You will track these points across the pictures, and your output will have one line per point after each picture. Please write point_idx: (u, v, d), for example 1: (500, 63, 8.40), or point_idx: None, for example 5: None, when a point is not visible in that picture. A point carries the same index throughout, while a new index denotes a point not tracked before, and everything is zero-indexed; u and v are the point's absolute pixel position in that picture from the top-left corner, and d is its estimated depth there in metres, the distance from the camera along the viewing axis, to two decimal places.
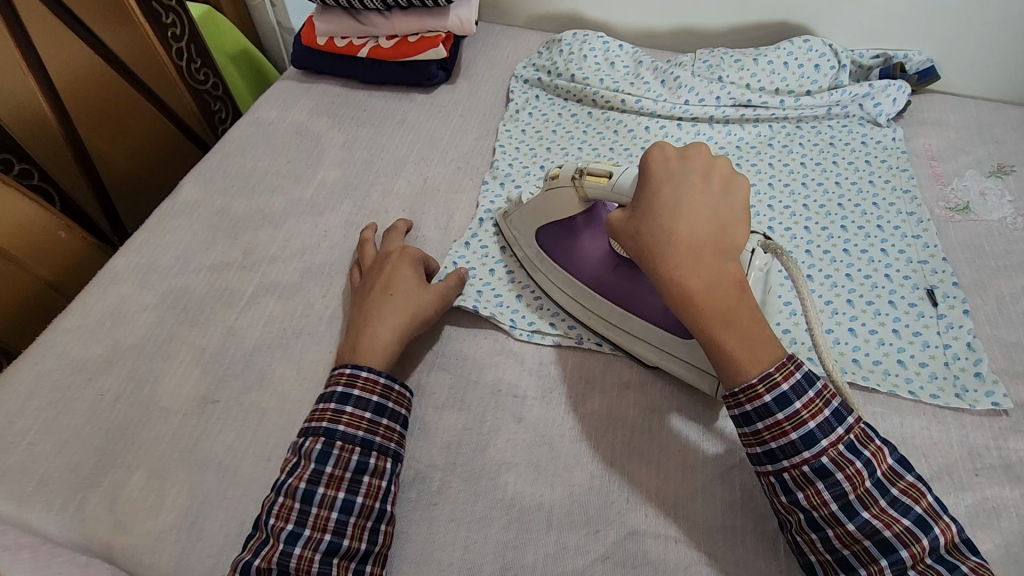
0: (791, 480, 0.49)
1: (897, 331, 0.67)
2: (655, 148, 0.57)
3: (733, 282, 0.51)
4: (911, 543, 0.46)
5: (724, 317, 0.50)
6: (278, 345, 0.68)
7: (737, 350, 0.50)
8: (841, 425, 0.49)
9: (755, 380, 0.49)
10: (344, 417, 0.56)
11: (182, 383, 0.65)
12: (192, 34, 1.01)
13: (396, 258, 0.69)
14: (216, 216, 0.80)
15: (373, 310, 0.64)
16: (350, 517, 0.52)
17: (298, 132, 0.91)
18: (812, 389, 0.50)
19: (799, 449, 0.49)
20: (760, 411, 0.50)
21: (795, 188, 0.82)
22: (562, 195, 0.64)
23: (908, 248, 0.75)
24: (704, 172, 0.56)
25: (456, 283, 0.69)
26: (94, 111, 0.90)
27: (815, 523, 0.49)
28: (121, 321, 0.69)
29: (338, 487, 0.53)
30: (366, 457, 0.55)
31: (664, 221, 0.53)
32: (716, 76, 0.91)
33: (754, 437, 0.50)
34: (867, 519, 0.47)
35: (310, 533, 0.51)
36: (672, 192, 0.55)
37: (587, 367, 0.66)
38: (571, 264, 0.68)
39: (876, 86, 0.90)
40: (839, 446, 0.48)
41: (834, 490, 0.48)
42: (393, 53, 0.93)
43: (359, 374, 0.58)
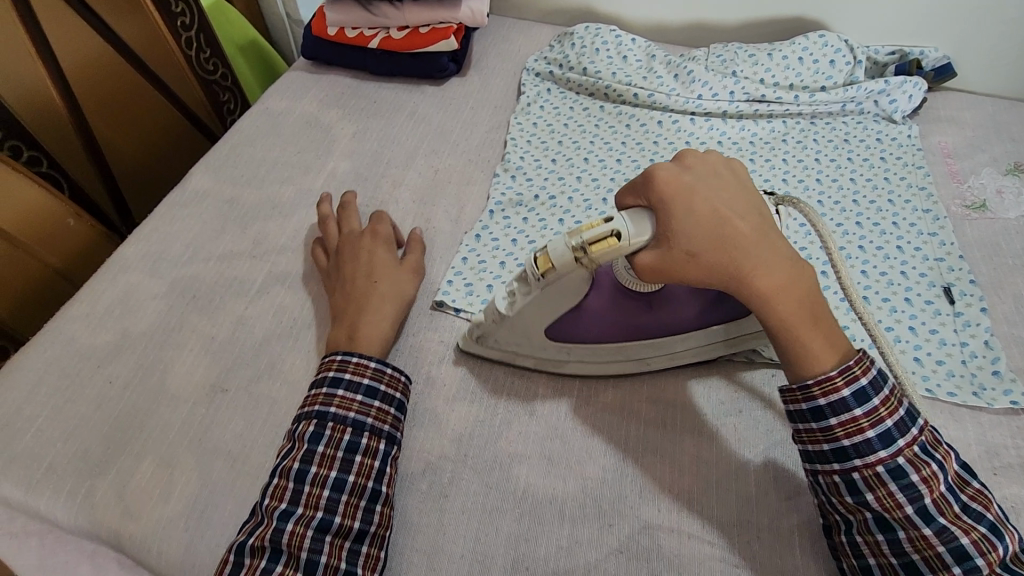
0: (862, 480, 0.47)
1: (913, 328, 0.67)
2: (654, 171, 0.52)
3: (800, 281, 0.50)
4: (988, 551, 0.45)
5: (808, 318, 0.49)
6: (288, 335, 0.67)
7: (822, 350, 0.49)
8: (916, 425, 0.48)
9: (834, 374, 0.48)
10: (335, 399, 0.56)
11: (191, 371, 0.64)
12: (201, 24, 1.00)
13: (372, 240, 0.70)
14: (226, 205, 0.80)
15: (364, 302, 0.64)
16: (342, 494, 0.52)
17: (307, 123, 0.90)
18: (887, 386, 0.49)
19: (876, 448, 0.47)
20: (836, 406, 0.48)
21: (809, 184, 0.81)
22: (564, 285, 0.55)
23: (924, 245, 0.74)
24: (713, 176, 0.53)
25: (422, 252, 0.72)
26: (102, 99, 0.90)
27: (884, 525, 0.47)
28: (130, 309, 0.69)
29: (330, 466, 0.53)
30: (358, 437, 0.55)
31: (716, 239, 0.50)
32: (730, 70, 0.90)
33: (824, 434, 0.49)
34: (943, 524, 0.46)
35: (303, 510, 0.51)
36: (706, 204, 0.51)
37: None
38: (598, 333, 0.60)
39: (891, 83, 0.89)
40: (915, 447, 0.47)
41: (910, 492, 0.46)
42: (403, 44, 0.93)
43: (350, 358, 0.58)
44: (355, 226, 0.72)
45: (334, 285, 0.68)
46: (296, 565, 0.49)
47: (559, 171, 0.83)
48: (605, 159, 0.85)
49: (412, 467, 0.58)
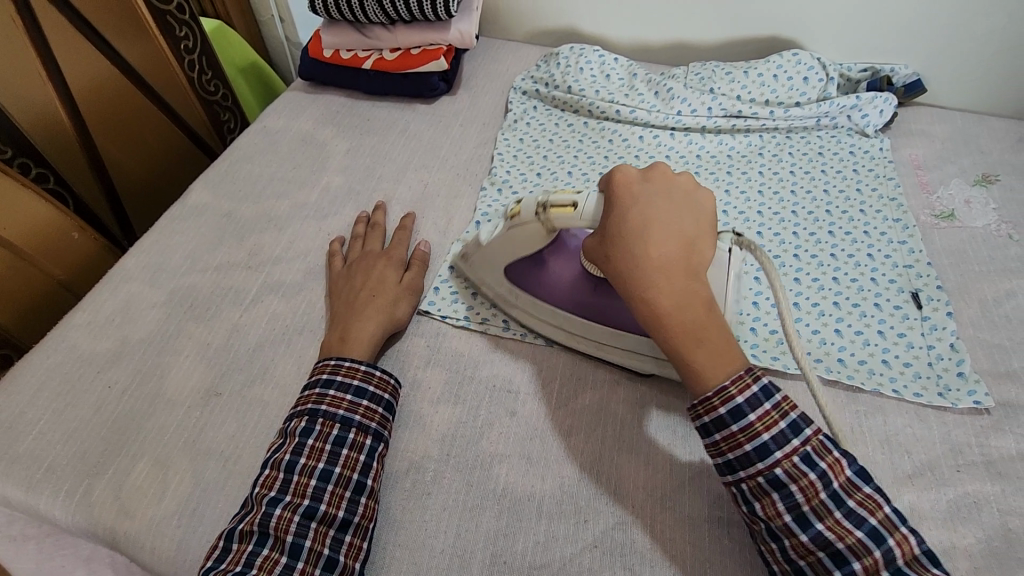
0: (748, 491, 0.51)
1: (881, 332, 0.69)
2: (617, 172, 0.59)
3: (701, 305, 0.54)
4: (863, 555, 0.47)
5: (689, 329, 0.53)
6: (281, 341, 0.70)
7: (702, 360, 0.52)
8: (797, 437, 0.50)
9: (711, 394, 0.52)
10: (326, 398, 0.59)
11: (188, 376, 0.67)
12: (203, 47, 1.05)
13: (380, 261, 0.74)
14: (224, 219, 0.83)
15: (353, 311, 0.68)
16: (328, 484, 0.55)
17: (304, 140, 0.94)
18: (769, 401, 0.51)
19: (754, 461, 0.50)
20: (717, 422, 0.52)
21: (784, 196, 0.85)
22: (524, 231, 0.64)
23: (894, 253, 0.77)
24: (671, 192, 0.58)
25: (424, 274, 0.75)
26: (105, 118, 0.93)
27: (772, 534, 0.50)
28: (130, 317, 0.72)
29: (318, 458, 0.56)
30: (345, 432, 0.58)
31: (634, 244, 0.55)
32: (708, 88, 0.94)
33: (713, 449, 0.53)
34: (820, 530, 0.48)
35: (290, 498, 0.54)
36: (639, 212, 0.57)
37: (579, 366, 0.68)
38: (546, 289, 0.69)
39: (863, 98, 0.92)
40: (794, 458, 0.50)
41: (788, 501, 0.49)
42: (396, 65, 0.97)
43: (341, 363, 0.62)
44: (376, 245, 0.77)
45: (338, 294, 0.72)
46: (281, 548, 0.51)
47: (544, 184, 0.87)
48: (588, 172, 0.88)
49: (396, 465, 0.60)
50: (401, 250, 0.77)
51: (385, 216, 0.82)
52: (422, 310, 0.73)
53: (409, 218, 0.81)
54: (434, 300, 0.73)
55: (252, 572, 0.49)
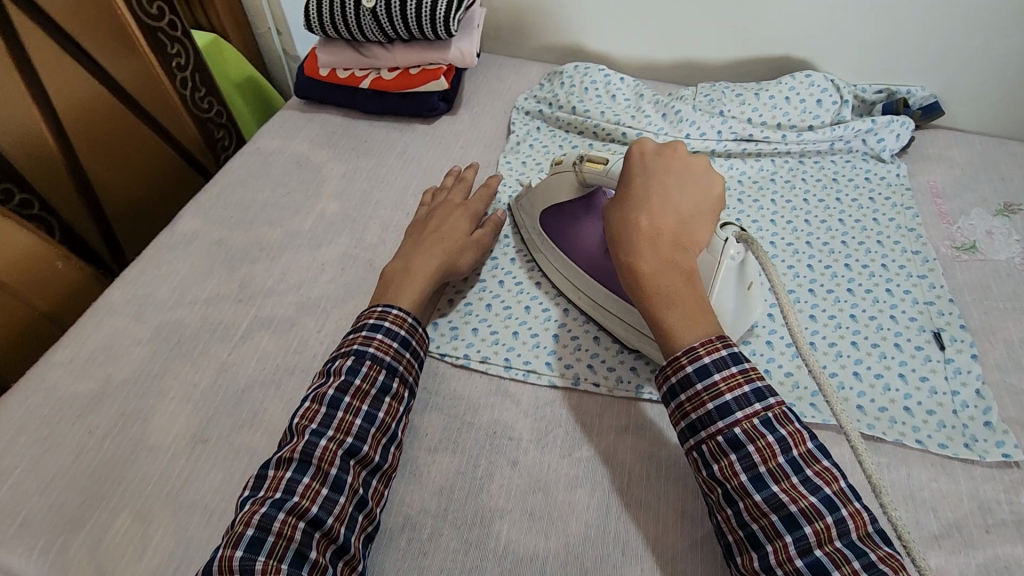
0: (708, 451, 0.52)
1: (902, 375, 0.66)
2: (637, 143, 0.65)
3: (681, 274, 0.58)
4: (815, 520, 0.48)
5: (663, 291, 0.57)
6: (271, 381, 0.67)
7: (673, 321, 0.56)
8: (759, 402, 0.52)
9: (680, 353, 0.55)
10: (374, 342, 0.61)
11: (172, 421, 0.64)
12: (196, 64, 1.02)
13: (458, 209, 0.78)
14: (214, 247, 0.80)
15: (419, 250, 0.72)
16: (371, 426, 0.57)
17: (299, 163, 0.91)
18: (737, 366, 0.53)
19: (715, 420, 0.53)
20: (683, 382, 0.54)
21: (798, 225, 0.81)
22: (563, 179, 0.72)
23: (913, 288, 0.74)
24: (682, 171, 0.63)
25: (495, 234, 0.78)
26: (93, 138, 0.90)
27: (728, 497, 0.51)
28: (114, 355, 0.69)
29: (363, 400, 0.58)
30: (390, 380, 0.61)
31: (630, 210, 0.62)
32: (717, 110, 0.90)
33: (678, 411, 0.55)
34: (774, 492, 0.49)
35: (334, 433, 0.56)
36: (644, 182, 0.63)
37: (585, 411, 0.65)
38: (569, 244, 0.73)
39: (878, 121, 0.89)
40: (753, 420, 0.52)
41: (745, 462, 0.51)
42: (394, 84, 0.93)
43: (390, 311, 0.64)
44: (457, 197, 0.81)
45: (411, 236, 0.75)
46: (323, 479, 0.53)
47: None
48: None
49: (391, 521, 0.57)
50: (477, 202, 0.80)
51: (474, 174, 0.86)
52: None
53: (495, 179, 0.84)
54: (437, 340, 0.71)
55: (294, 499, 0.51)
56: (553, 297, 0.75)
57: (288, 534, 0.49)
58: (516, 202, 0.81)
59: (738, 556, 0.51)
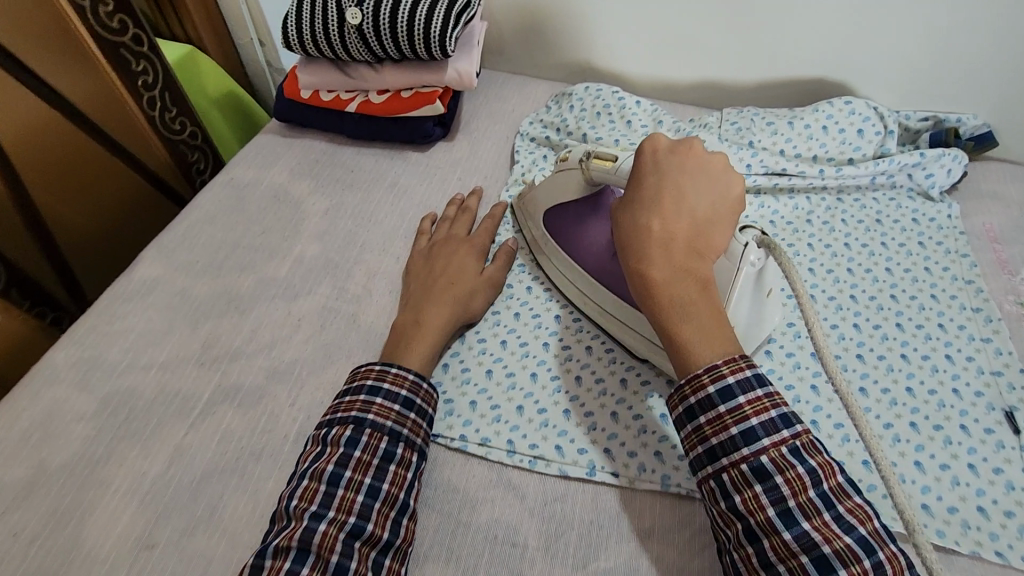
0: (730, 482, 0.46)
1: (972, 466, 0.57)
2: (649, 139, 0.59)
3: (699, 284, 0.51)
4: (851, 563, 0.42)
5: (676, 301, 0.50)
6: (234, 469, 0.57)
7: (686, 335, 0.50)
8: (788, 428, 0.46)
9: (700, 371, 0.48)
10: (373, 406, 0.54)
11: (114, 521, 0.54)
12: (165, 81, 0.91)
13: (466, 247, 0.71)
14: (176, 298, 0.70)
15: (431, 295, 0.65)
16: (376, 501, 0.50)
17: (276, 197, 0.81)
18: (762, 387, 0.48)
19: (739, 446, 0.46)
20: (703, 403, 0.48)
21: (840, 276, 0.72)
22: (569, 179, 0.67)
23: (977, 355, 0.64)
24: (699, 168, 0.57)
25: (506, 269, 0.72)
26: (43, 169, 0.80)
27: (751, 534, 0.45)
28: (51, 435, 0.59)
29: (365, 472, 0.51)
30: (394, 446, 0.53)
31: (641, 212, 0.55)
32: (746, 141, 0.81)
33: (696, 435, 0.48)
34: (805, 530, 0.43)
35: (335, 514, 0.49)
36: (657, 181, 0.56)
37: (600, 509, 0.55)
38: (573, 246, 0.69)
39: (927, 155, 0.79)
40: (782, 448, 0.45)
41: (773, 495, 0.45)
42: (384, 109, 0.83)
43: (389, 370, 0.57)
44: (461, 230, 0.74)
45: (415, 279, 0.68)
46: (323, 568, 0.46)
47: None
48: None
49: None
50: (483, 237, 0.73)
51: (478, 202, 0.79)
52: None
53: (500, 206, 0.77)
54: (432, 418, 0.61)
55: None
56: (563, 363, 0.65)
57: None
58: (519, 201, 0.77)
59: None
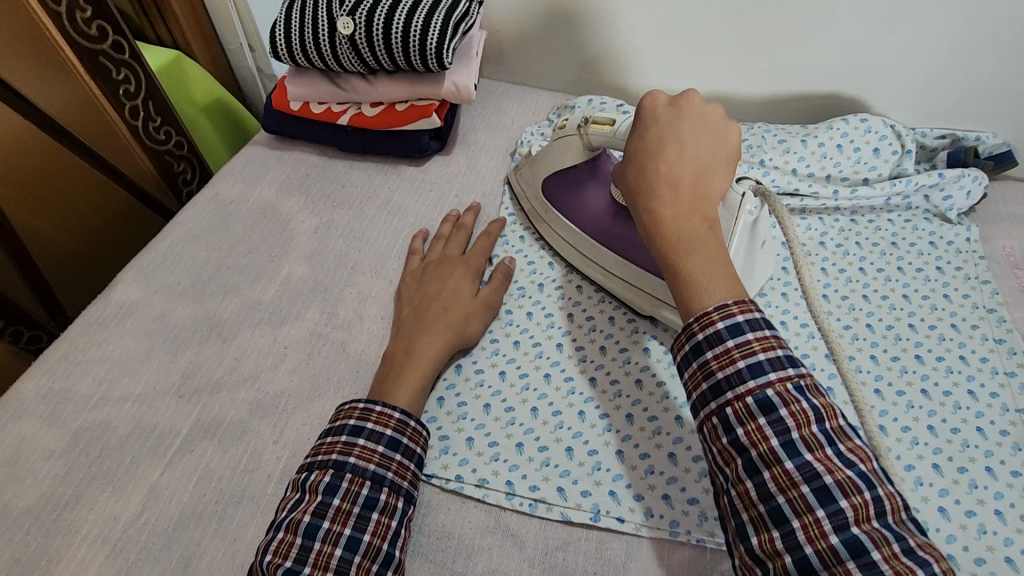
0: (733, 415, 0.43)
1: (1000, 514, 0.53)
2: (648, 95, 0.57)
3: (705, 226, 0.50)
4: (853, 494, 0.39)
5: (683, 235, 0.49)
6: (211, 514, 0.53)
7: (693, 269, 0.48)
8: (794, 366, 0.43)
9: (710, 308, 0.46)
10: (355, 449, 0.51)
11: (80, 572, 0.50)
12: (149, 90, 0.87)
13: (462, 269, 0.68)
14: (154, 324, 0.66)
15: (423, 323, 0.61)
16: (355, 555, 0.46)
17: (263, 213, 0.77)
18: (769, 327, 0.45)
19: (745, 378, 0.43)
20: (710, 339, 0.45)
21: (855, 302, 0.68)
22: (568, 145, 0.68)
23: (1001, 390, 0.61)
24: (700, 118, 0.55)
25: (503, 290, 0.68)
26: (17, 183, 0.77)
27: (751, 466, 0.41)
28: (16, 475, 0.55)
29: (344, 523, 0.47)
30: (376, 492, 0.49)
31: (645, 156, 0.54)
32: (757, 159, 0.78)
33: (701, 371, 0.45)
34: (808, 461, 0.40)
35: (310, 571, 0.45)
36: (659, 131, 0.55)
37: (604, 558, 0.52)
38: (573, 210, 0.71)
39: (946, 176, 0.76)
40: (788, 383, 0.42)
41: (778, 426, 0.41)
42: (377, 122, 0.80)
43: (373, 407, 0.53)
44: (456, 248, 0.71)
45: (408, 307, 0.65)
46: None
47: (563, 279, 0.71)
48: None
49: None
50: (480, 258, 0.70)
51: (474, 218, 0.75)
52: None
53: (496, 224, 0.74)
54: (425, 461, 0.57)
55: None
56: (565, 397, 0.61)
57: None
58: (516, 174, 0.78)
59: (753, 538, 0.41)
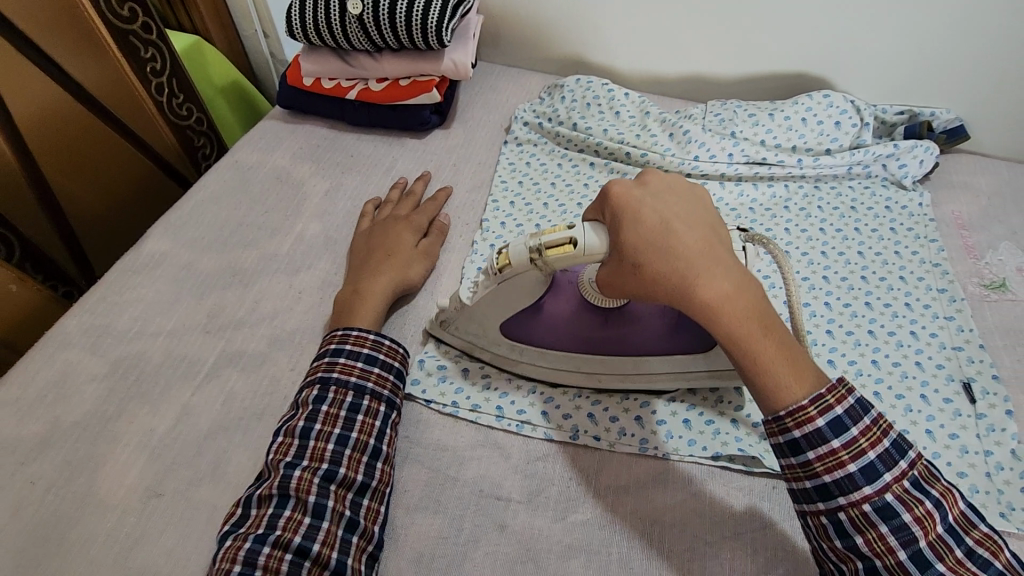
0: (850, 522, 0.44)
1: (929, 432, 0.60)
2: (613, 185, 0.50)
3: (758, 303, 0.45)
4: None
5: (750, 318, 0.44)
6: (236, 428, 0.61)
7: (775, 361, 0.43)
8: (904, 459, 0.44)
9: (806, 403, 0.43)
10: (337, 365, 0.58)
11: (122, 473, 0.58)
12: (173, 69, 0.95)
13: (403, 225, 0.74)
14: (182, 272, 0.73)
15: (368, 266, 0.69)
16: (346, 448, 0.54)
17: (279, 178, 0.84)
18: (868, 416, 0.44)
19: (859, 485, 0.43)
20: (810, 438, 0.44)
21: (814, 258, 0.75)
22: (524, 280, 0.57)
23: (940, 332, 0.68)
24: (676, 193, 0.50)
25: (441, 241, 0.76)
26: (59, 149, 0.85)
27: (877, 573, 0.43)
28: (63, 395, 0.63)
29: (334, 424, 0.55)
30: (360, 399, 0.57)
31: (658, 242, 0.46)
32: (729, 131, 0.84)
33: (803, 470, 0.45)
34: (941, 571, 0.42)
35: (308, 462, 0.53)
36: (654, 214, 0.48)
37: (581, 468, 0.59)
38: (552, 335, 0.62)
39: (901, 146, 0.84)
40: (903, 483, 0.43)
41: (901, 535, 0.43)
42: (382, 97, 0.87)
43: (350, 332, 0.61)
44: (404, 210, 0.77)
45: (356, 256, 0.72)
46: (303, 509, 0.50)
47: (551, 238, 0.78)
48: None
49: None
50: (421, 212, 0.77)
51: (423, 186, 0.82)
52: (410, 394, 0.64)
53: (444, 192, 0.81)
54: (424, 390, 0.64)
55: (275, 533, 0.48)
56: None
57: (275, 567, 0.47)
58: (448, 327, 0.66)
59: None
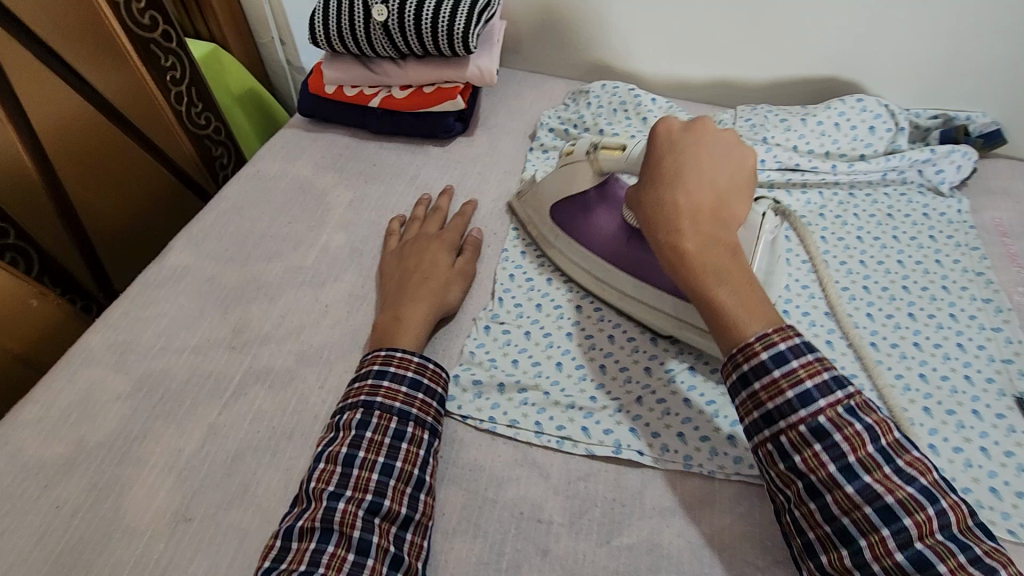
0: (788, 444, 0.46)
1: (984, 450, 0.58)
2: (662, 122, 0.59)
3: (730, 253, 0.52)
4: (916, 511, 0.42)
5: (712, 262, 0.51)
6: (266, 449, 0.59)
7: (726, 301, 0.49)
8: (842, 389, 0.46)
9: (751, 339, 0.48)
10: (381, 389, 0.57)
11: (150, 496, 0.56)
12: (192, 77, 0.93)
13: (436, 244, 0.72)
14: (206, 285, 0.72)
15: (402, 293, 0.66)
16: (390, 479, 0.52)
17: (301, 188, 0.83)
18: (812, 352, 0.47)
19: (796, 410, 0.45)
20: (757, 370, 0.47)
21: (853, 267, 0.73)
22: (575, 171, 0.70)
23: (988, 344, 0.66)
24: (713, 145, 0.57)
25: (474, 260, 0.73)
26: (78, 160, 0.83)
27: (812, 490, 0.45)
28: (88, 414, 0.61)
29: (378, 452, 0.53)
30: (404, 426, 0.55)
31: (662, 183, 0.56)
32: (760, 136, 0.83)
33: (751, 400, 0.48)
34: (867, 483, 0.43)
35: (352, 493, 0.51)
36: (674, 157, 0.57)
37: (623, 488, 0.57)
38: (586, 234, 0.72)
39: (938, 151, 0.81)
40: (838, 407, 0.45)
41: (833, 452, 0.44)
42: (406, 104, 0.86)
43: (394, 353, 0.59)
44: (432, 227, 0.75)
45: (388, 275, 0.70)
46: (348, 544, 0.48)
47: None
48: None
49: None
50: (451, 230, 0.75)
51: (448, 202, 0.79)
52: (448, 411, 0.62)
53: (470, 205, 0.79)
54: (460, 404, 0.63)
55: (319, 570, 0.46)
56: (586, 352, 0.67)
57: None
58: (521, 200, 0.78)
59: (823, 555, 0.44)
